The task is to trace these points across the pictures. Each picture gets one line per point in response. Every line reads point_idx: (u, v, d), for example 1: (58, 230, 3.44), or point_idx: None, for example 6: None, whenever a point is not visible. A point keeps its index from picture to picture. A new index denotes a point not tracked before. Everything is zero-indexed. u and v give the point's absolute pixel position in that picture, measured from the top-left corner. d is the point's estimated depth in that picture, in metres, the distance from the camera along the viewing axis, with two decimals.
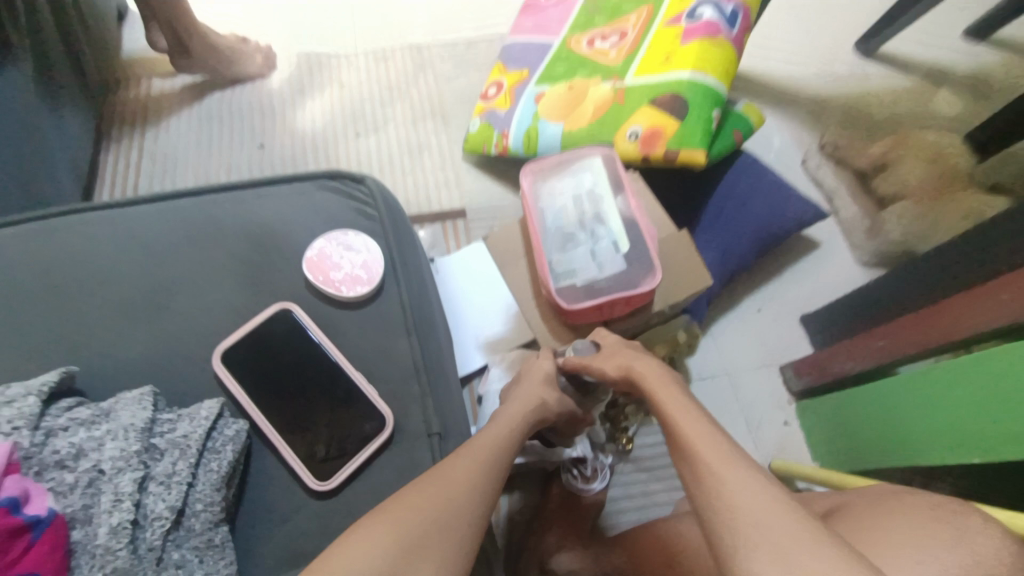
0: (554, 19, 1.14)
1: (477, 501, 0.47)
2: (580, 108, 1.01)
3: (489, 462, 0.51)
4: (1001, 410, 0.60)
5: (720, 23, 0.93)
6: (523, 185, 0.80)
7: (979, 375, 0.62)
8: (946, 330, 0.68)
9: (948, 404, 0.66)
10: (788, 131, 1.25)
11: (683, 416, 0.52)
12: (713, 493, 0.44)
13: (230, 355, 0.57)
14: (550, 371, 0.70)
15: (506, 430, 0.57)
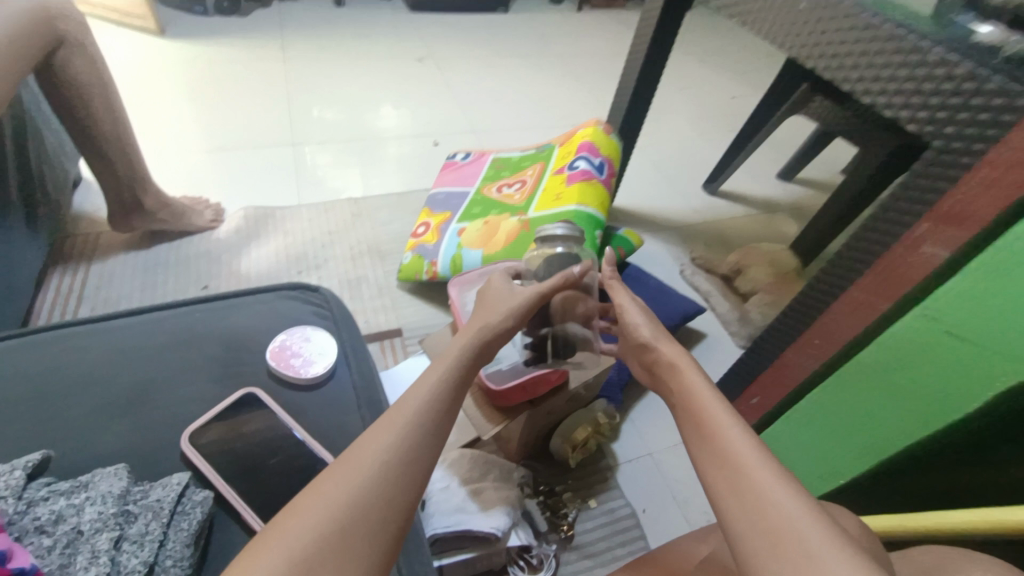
0: (469, 176, 1.44)
1: (392, 497, 0.45)
2: (494, 237, 1.23)
3: (411, 450, 0.48)
4: (897, 379, 0.66)
5: (593, 171, 1.24)
6: (451, 294, 0.96)
7: (875, 353, 0.69)
8: (792, 378, 0.85)
9: (853, 382, 0.73)
10: (665, 249, 1.55)
11: (730, 428, 0.50)
12: (765, 520, 0.42)
13: (200, 435, 0.59)
14: (500, 288, 0.69)
15: (430, 383, 0.53)
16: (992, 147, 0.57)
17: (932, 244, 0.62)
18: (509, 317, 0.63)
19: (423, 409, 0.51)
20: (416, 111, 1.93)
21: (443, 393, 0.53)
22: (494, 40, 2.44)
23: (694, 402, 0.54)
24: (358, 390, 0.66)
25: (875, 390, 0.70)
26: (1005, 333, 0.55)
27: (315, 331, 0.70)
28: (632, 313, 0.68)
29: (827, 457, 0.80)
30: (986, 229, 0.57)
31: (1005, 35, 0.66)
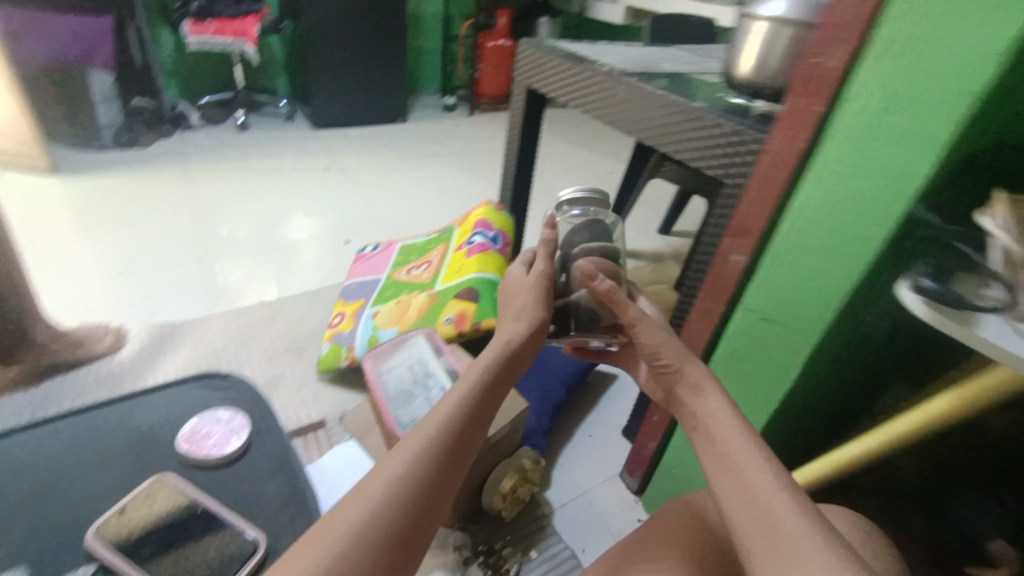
0: (379, 265, 1.54)
1: (398, 530, 0.50)
2: (406, 314, 1.29)
3: (427, 492, 0.53)
4: (755, 362, 0.78)
5: (488, 243, 1.37)
6: (366, 367, 0.98)
7: (740, 347, 0.80)
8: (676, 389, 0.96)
9: (725, 375, 0.84)
10: None
11: (753, 466, 0.56)
12: (785, 551, 0.49)
13: (105, 527, 0.67)
14: (523, 282, 0.75)
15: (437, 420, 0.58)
16: (756, 171, 0.74)
17: (736, 252, 0.78)
18: (522, 306, 0.71)
19: (430, 446, 0.56)
20: (327, 216, 2.05)
21: (454, 424, 0.58)
22: (396, 148, 2.69)
23: (715, 441, 0.60)
24: (272, 457, 0.81)
25: (736, 376, 0.82)
26: (816, 310, 0.68)
27: (225, 412, 0.84)
28: (649, 331, 0.70)
29: None
30: (762, 234, 0.74)
31: (766, 104, 0.92)
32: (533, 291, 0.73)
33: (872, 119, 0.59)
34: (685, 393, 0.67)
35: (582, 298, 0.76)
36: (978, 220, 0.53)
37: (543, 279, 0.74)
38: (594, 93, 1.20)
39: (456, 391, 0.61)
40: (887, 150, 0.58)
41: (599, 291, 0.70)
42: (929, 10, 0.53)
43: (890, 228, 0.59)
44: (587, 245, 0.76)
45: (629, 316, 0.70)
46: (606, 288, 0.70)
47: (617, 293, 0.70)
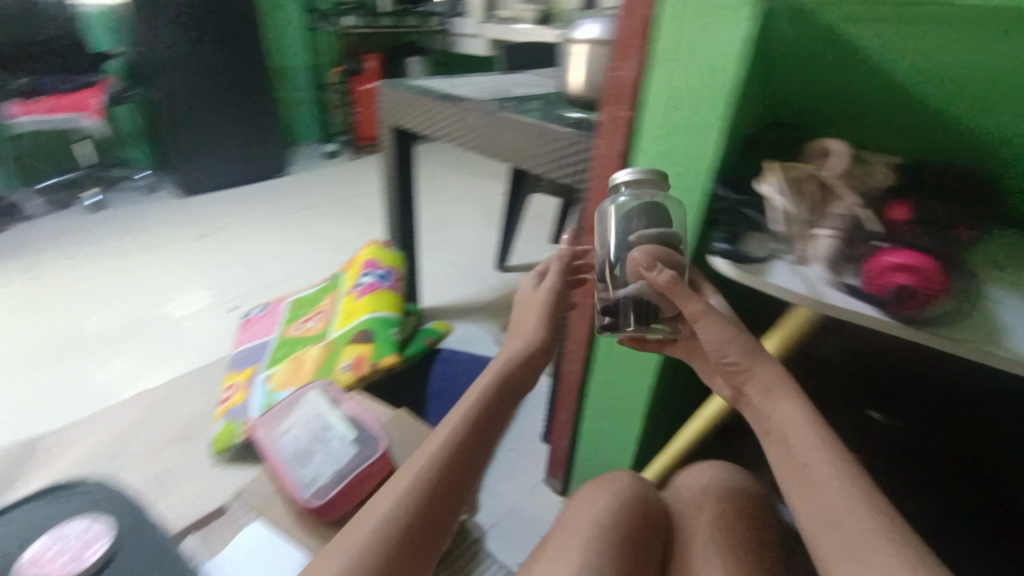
0: (268, 325, 1.47)
1: (397, 556, 0.51)
2: (301, 370, 1.24)
3: (434, 511, 0.56)
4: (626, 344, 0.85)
5: (378, 281, 1.36)
6: (256, 437, 0.91)
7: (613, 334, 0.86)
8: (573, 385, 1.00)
9: (607, 363, 0.90)
10: (476, 327, 1.60)
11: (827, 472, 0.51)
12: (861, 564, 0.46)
13: None
14: (534, 292, 0.82)
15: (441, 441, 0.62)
16: (593, 172, 0.81)
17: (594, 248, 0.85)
18: (534, 319, 0.79)
19: (439, 456, 0.60)
20: (209, 287, 1.90)
21: (463, 431, 0.64)
22: (278, 205, 2.56)
23: (790, 446, 0.54)
24: (144, 557, 0.74)
25: (618, 361, 0.88)
26: None
27: (73, 522, 0.77)
28: (714, 330, 0.58)
29: (619, 434, 0.94)
30: None
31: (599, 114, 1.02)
32: (540, 303, 0.80)
33: (670, 116, 0.69)
34: (756, 394, 0.59)
35: (633, 295, 0.60)
36: (759, 186, 0.63)
37: (548, 291, 0.80)
38: (454, 124, 1.25)
39: (463, 404, 0.67)
40: (687, 142, 0.68)
41: (660, 287, 0.56)
42: (687, 23, 0.63)
43: (700, 208, 0.69)
44: (644, 230, 0.59)
45: (690, 313, 0.58)
46: (671, 283, 0.55)
47: (684, 290, 0.56)
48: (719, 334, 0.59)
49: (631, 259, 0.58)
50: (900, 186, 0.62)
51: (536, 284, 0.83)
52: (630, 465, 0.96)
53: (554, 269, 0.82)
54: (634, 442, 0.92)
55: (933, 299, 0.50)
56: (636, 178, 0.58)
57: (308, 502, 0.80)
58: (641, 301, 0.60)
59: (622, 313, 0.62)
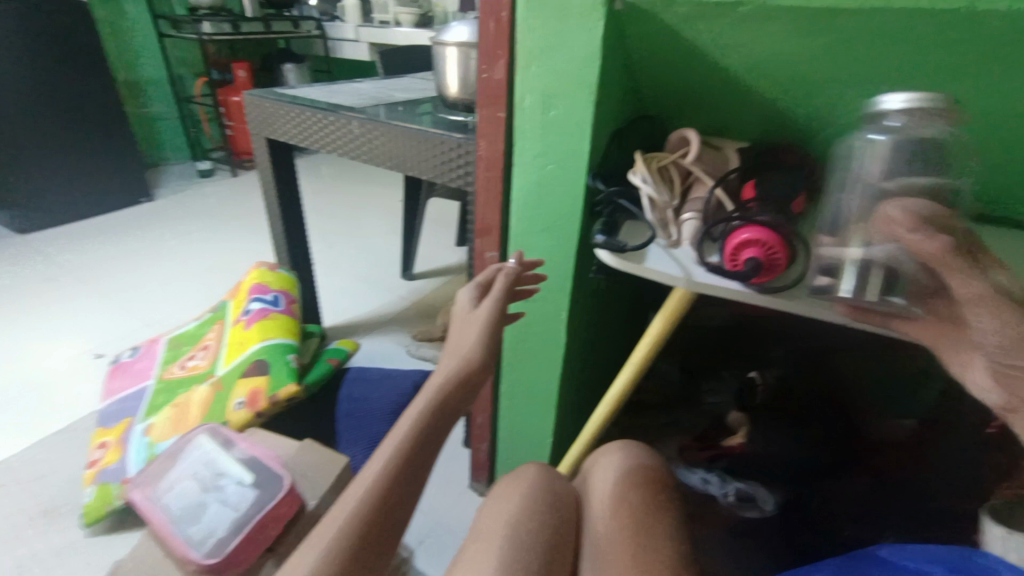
0: (142, 369, 1.29)
1: None
2: (187, 415, 1.11)
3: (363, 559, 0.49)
4: (531, 340, 0.86)
5: (268, 307, 1.25)
6: (132, 499, 0.80)
7: (518, 331, 0.87)
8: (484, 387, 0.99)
9: (514, 360, 0.90)
10: (385, 341, 1.54)
11: None
12: None
13: None
14: (469, 302, 0.71)
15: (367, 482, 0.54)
16: (477, 174, 0.81)
17: (489, 249, 0.84)
18: (474, 338, 0.68)
19: (358, 519, 0.51)
20: (66, 335, 1.63)
21: (387, 481, 0.54)
22: (147, 235, 2.27)
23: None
24: None
25: (524, 357, 0.89)
26: (557, 279, 0.79)
27: None
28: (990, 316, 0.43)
29: (535, 429, 0.95)
30: (501, 227, 0.82)
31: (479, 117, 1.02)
32: (477, 319, 0.69)
33: (543, 113, 0.71)
34: None
35: (878, 259, 0.50)
36: (630, 176, 0.68)
37: (492, 305, 0.70)
38: (337, 134, 1.19)
39: (390, 439, 0.58)
40: (560, 138, 0.71)
41: (919, 251, 0.44)
42: (547, 23, 0.66)
43: (581, 201, 0.73)
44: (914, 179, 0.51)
45: (962, 297, 0.44)
46: (940, 248, 0.43)
47: (963, 262, 0.43)
48: (1009, 327, 0.43)
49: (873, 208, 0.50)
50: (747, 166, 0.71)
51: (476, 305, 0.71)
52: (549, 456, 0.97)
53: (499, 287, 0.71)
54: (550, 434, 0.94)
55: (778, 266, 0.56)
56: (909, 108, 0.49)
57: (203, 560, 0.71)
58: (889, 269, 0.50)
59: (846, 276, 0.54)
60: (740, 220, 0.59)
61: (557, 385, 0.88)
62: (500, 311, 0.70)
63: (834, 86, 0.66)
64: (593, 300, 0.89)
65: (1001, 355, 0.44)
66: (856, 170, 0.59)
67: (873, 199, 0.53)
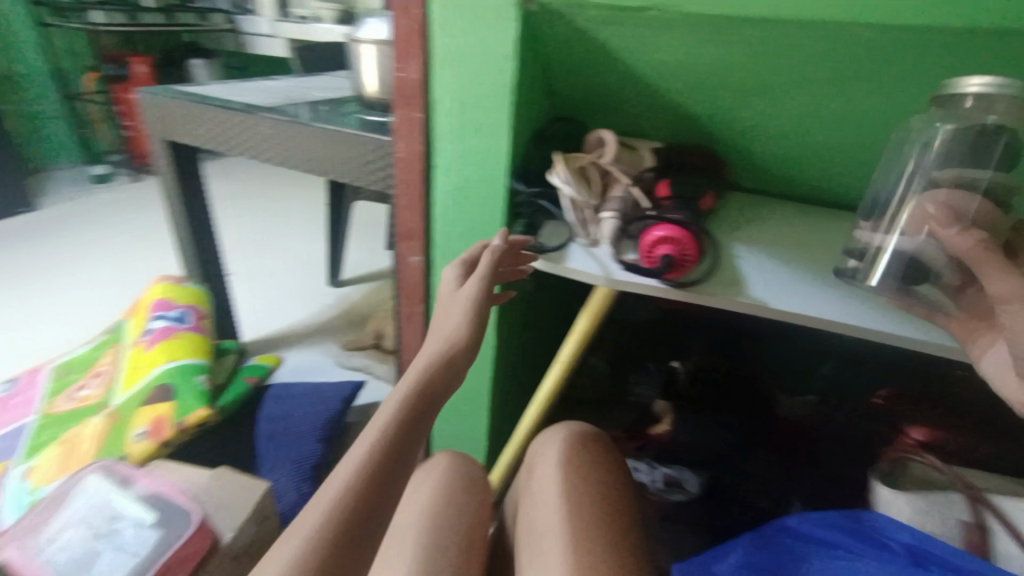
0: (19, 403, 1.12)
1: None
2: (77, 453, 0.98)
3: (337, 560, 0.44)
4: None
5: (173, 325, 1.14)
6: (3, 556, 0.70)
7: None
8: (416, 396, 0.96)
9: None
10: (311, 353, 1.46)
11: None
12: None
13: None
14: (454, 280, 0.67)
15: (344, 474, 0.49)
16: (396, 176, 0.78)
17: (412, 254, 0.81)
18: (461, 319, 0.64)
19: (331, 515, 0.46)
20: None
21: (365, 471, 0.49)
22: (28, 248, 2.00)
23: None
24: None
25: None
26: None
27: None
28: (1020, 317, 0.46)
29: (469, 434, 0.94)
30: (423, 232, 0.79)
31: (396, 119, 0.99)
32: (462, 299, 0.64)
33: (461, 114, 0.69)
34: None
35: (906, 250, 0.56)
36: (550, 177, 0.67)
37: (482, 278, 0.64)
38: (246, 135, 1.10)
39: (370, 429, 0.54)
40: (480, 139, 0.70)
41: (955, 244, 0.50)
42: (460, 22, 0.64)
43: (501, 203, 0.72)
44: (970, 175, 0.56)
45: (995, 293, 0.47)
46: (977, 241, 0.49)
47: (996, 257, 0.48)
48: None
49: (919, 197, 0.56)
50: (662, 166, 0.73)
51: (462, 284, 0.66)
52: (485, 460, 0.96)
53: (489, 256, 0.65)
54: (485, 437, 0.93)
55: (689, 264, 0.58)
56: (987, 93, 0.50)
57: None
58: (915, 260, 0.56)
59: (880, 260, 0.60)
60: (656, 218, 0.60)
61: (490, 389, 0.87)
62: (487, 286, 0.65)
63: (738, 90, 0.69)
64: (520, 302, 0.88)
65: None
66: (903, 157, 0.64)
67: (925, 187, 0.58)
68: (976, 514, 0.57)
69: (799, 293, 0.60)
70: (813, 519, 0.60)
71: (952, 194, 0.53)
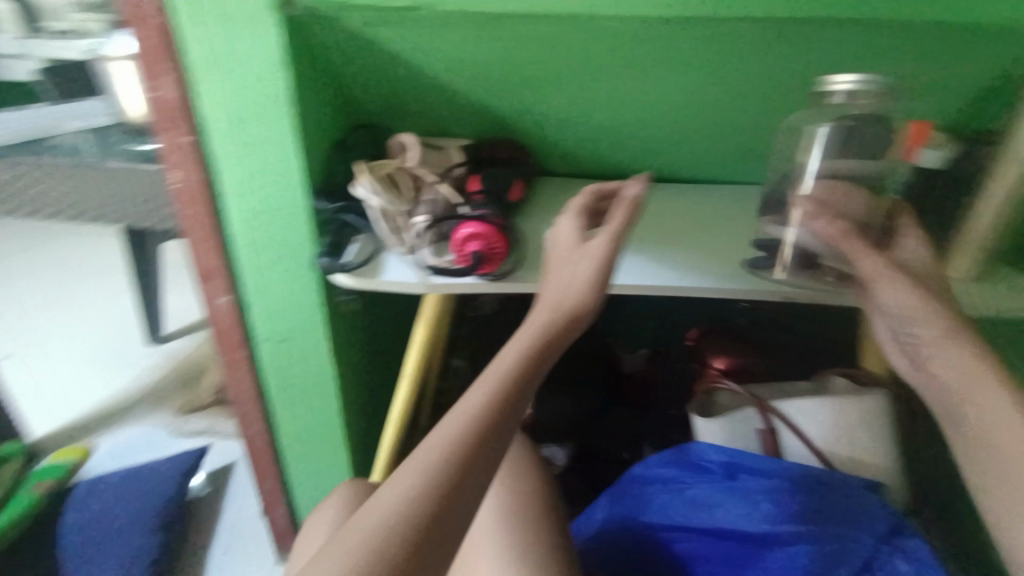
0: None
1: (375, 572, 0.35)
2: None
3: (435, 530, 0.37)
4: (296, 384, 0.77)
5: None
6: None
7: (281, 376, 0.77)
8: (261, 450, 0.85)
9: (286, 409, 0.80)
10: (130, 432, 1.23)
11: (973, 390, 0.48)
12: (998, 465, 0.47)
13: None
14: (574, 228, 0.54)
15: (452, 426, 0.41)
16: (176, 210, 0.67)
17: (219, 295, 0.71)
18: (589, 267, 0.51)
19: (436, 476, 0.39)
20: None
21: (472, 438, 0.41)
22: None
23: (946, 395, 0.50)
24: None
25: (298, 403, 0.79)
26: (301, 314, 0.71)
27: None
28: (891, 291, 0.51)
29: (332, 473, 0.86)
30: (225, 269, 0.69)
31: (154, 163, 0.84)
32: (590, 252, 0.51)
33: (238, 135, 0.61)
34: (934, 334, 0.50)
35: (797, 240, 0.62)
36: (354, 190, 0.63)
37: (611, 234, 0.52)
38: None
39: (488, 379, 0.44)
40: (266, 160, 0.63)
41: (822, 232, 0.55)
42: (219, 33, 0.57)
43: (309, 226, 0.65)
44: (856, 162, 0.59)
45: (866, 274, 0.52)
46: (837, 231, 0.53)
47: (858, 240, 0.52)
48: (905, 298, 0.50)
49: (805, 186, 0.60)
50: (472, 161, 0.74)
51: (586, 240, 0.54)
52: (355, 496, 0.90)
53: (622, 217, 0.53)
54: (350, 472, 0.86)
55: (499, 255, 0.60)
56: (855, 88, 0.55)
57: None
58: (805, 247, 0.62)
59: (783, 251, 0.63)
60: (463, 216, 0.60)
61: (341, 422, 0.80)
62: (616, 254, 0.52)
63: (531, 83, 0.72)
64: (358, 323, 0.83)
65: (896, 321, 0.52)
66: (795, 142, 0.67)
67: (809, 180, 0.60)
68: (766, 421, 0.66)
69: None
70: (654, 462, 0.66)
71: (830, 190, 0.57)
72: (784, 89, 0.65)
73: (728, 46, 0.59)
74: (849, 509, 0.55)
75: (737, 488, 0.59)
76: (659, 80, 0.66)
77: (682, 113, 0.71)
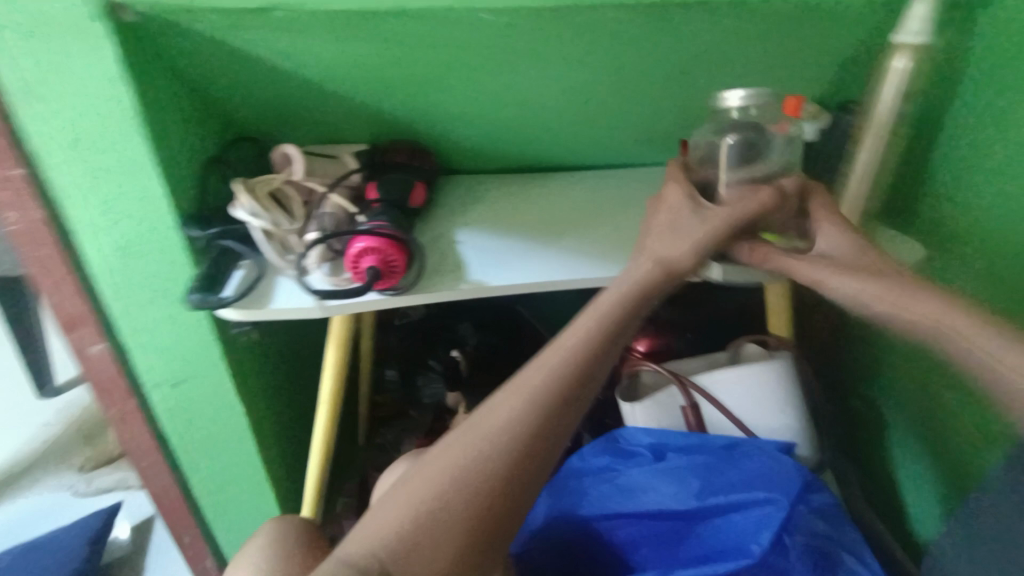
0: None
1: (501, 468, 0.40)
2: None
3: (549, 444, 0.42)
4: (201, 428, 0.70)
5: None
6: None
7: (183, 423, 0.70)
8: (175, 503, 0.77)
9: (194, 455, 0.73)
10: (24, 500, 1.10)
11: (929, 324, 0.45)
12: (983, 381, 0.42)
13: None
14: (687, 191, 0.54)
15: (557, 356, 0.45)
16: (19, 254, 0.58)
17: (91, 343, 0.63)
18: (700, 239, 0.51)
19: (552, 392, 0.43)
20: None
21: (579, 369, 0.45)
22: None
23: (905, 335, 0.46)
24: None
25: (208, 447, 0.72)
26: (193, 353, 0.64)
27: None
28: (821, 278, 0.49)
29: (260, 513, 0.80)
30: (93, 315, 0.61)
31: None
32: (704, 222, 0.52)
33: (82, 163, 0.54)
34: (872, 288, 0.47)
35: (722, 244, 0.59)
36: (232, 211, 0.57)
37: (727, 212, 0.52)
38: None
39: (597, 309, 0.48)
40: (122, 188, 0.55)
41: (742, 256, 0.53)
42: (39, 48, 0.49)
43: (185, 255, 0.59)
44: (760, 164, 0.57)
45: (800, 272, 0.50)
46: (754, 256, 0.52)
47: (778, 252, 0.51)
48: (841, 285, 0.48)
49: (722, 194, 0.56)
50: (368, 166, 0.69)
51: (698, 206, 0.53)
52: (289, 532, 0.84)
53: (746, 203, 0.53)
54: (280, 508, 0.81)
55: (398, 270, 0.56)
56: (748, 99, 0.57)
57: None
58: None
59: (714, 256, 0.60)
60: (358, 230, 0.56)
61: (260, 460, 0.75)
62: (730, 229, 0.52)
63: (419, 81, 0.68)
64: (266, 352, 0.77)
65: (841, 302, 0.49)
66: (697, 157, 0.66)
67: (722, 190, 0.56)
68: (689, 397, 0.67)
69: (516, 262, 0.63)
70: (587, 450, 0.66)
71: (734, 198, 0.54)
72: (669, 74, 0.66)
73: (610, 33, 0.59)
74: (769, 471, 0.58)
75: (662, 467, 0.60)
76: (547, 71, 0.64)
77: (578, 103, 0.70)
